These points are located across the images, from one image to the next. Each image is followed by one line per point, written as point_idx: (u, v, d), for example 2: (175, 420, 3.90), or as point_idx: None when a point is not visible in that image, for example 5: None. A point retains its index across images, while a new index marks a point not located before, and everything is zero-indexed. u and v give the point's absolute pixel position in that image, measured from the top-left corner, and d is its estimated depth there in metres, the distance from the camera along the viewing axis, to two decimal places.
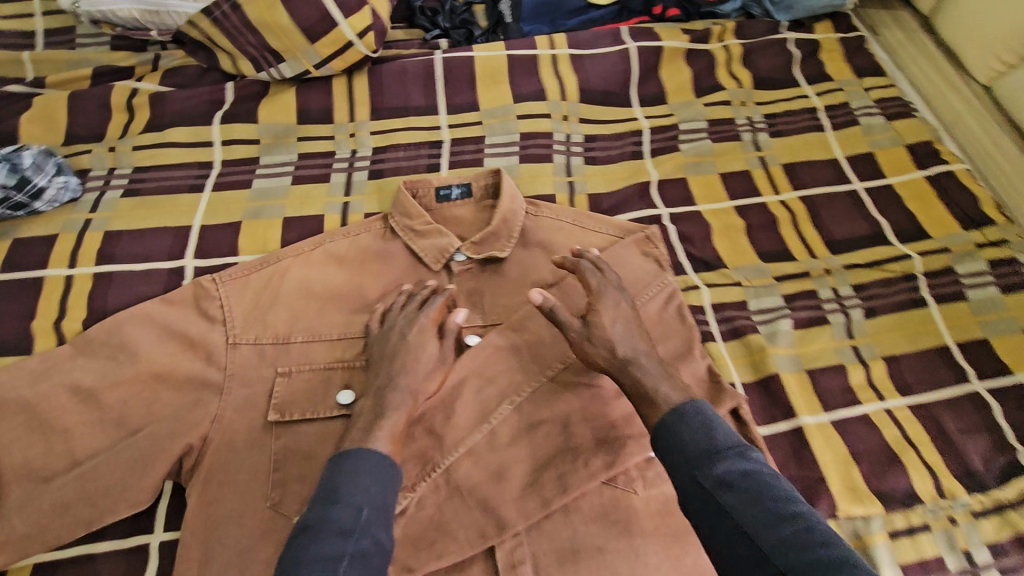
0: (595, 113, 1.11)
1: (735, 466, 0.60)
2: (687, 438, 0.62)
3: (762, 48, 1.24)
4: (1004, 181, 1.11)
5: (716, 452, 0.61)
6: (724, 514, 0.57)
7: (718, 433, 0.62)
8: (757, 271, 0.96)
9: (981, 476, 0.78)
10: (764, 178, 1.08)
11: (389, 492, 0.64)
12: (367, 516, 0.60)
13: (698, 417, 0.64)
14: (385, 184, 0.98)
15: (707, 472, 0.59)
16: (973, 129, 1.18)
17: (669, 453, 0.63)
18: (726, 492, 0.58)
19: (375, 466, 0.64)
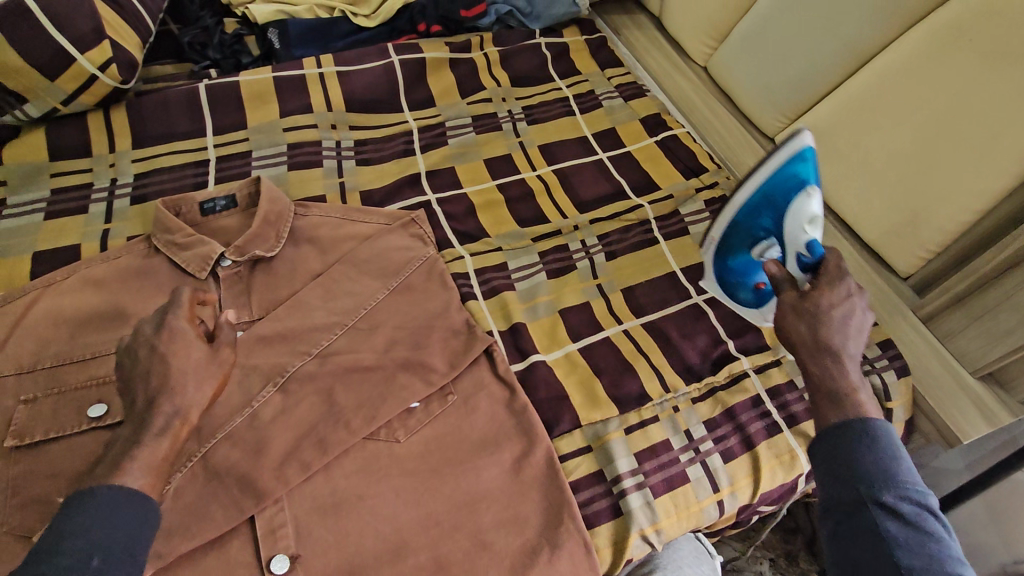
0: (365, 120, 1.21)
1: (902, 497, 0.55)
2: (861, 457, 0.58)
3: (517, 52, 1.42)
4: (718, 139, 1.35)
5: (885, 481, 0.55)
6: (858, 544, 0.54)
7: (873, 453, 0.58)
8: (516, 236, 1.08)
9: (696, 369, 0.93)
10: (523, 158, 1.23)
11: (130, 533, 0.61)
12: (96, 563, 0.57)
13: (879, 437, 0.59)
14: (146, 207, 1.00)
15: (872, 492, 0.55)
16: (693, 102, 1.42)
17: (859, 459, 0.58)
18: (885, 520, 0.54)
19: (111, 510, 0.61)
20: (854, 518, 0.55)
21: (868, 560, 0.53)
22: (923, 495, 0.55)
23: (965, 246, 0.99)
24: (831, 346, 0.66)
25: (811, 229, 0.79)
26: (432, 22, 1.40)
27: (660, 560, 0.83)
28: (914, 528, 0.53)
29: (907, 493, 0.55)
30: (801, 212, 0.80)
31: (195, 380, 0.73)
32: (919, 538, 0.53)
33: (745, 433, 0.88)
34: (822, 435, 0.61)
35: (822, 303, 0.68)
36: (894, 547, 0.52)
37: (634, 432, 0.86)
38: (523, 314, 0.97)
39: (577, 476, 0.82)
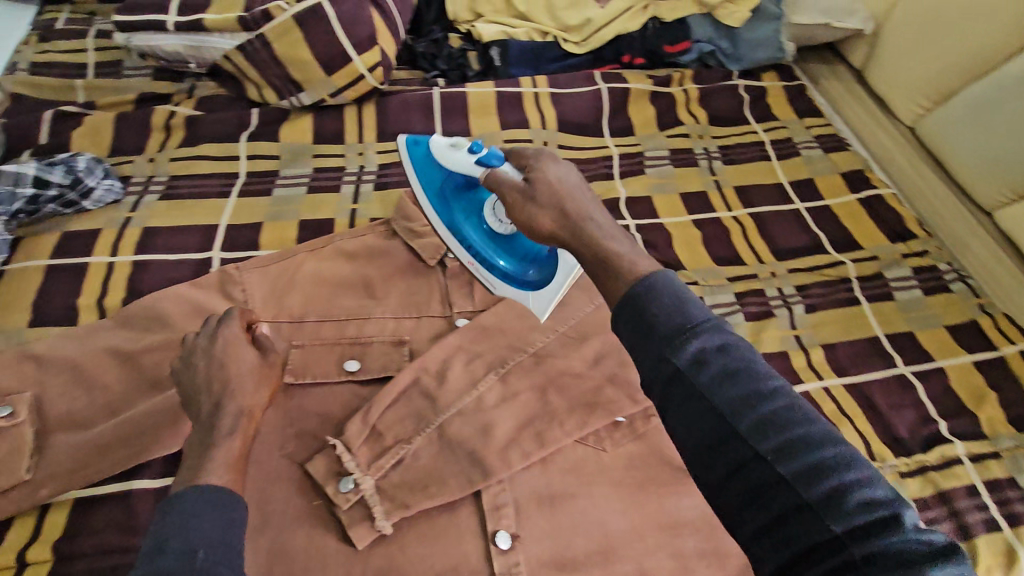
0: (572, 141, 1.27)
1: (709, 341, 0.53)
2: (656, 310, 0.54)
3: (716, 91, 1.43)
4: (926, 205, 1.28)
5: (691, 328, 0.53)
6: (695, 403, 0.51)
7: (666, 294, 0.55)
8: (713, 273, 1.10)
9: (906, 442, 0.92)
10: (719, 198, 1.24)
11: (226, 528, 0.60)
12: (202, 556, 0.56)
13: (669, 290, 0.55)
14: (387, 194, 1.12)
15: (675, 352, 0.52)
16: (898, 161, 1.35)
17: (646, 325, 0.54)
18: (698, 373, 0.51)
19: (200, 510, 0.60)
20: (671, 388, 0.52)
21: (718, 418, 0.51)
22: (718, 329, 0.53)
23: None
24: (581, 213, 0.67)
25: (462, 145, 0.85)
26: (637, 55, 1.45)
27: None
28: (723, 368, 0.52)
29: (713, 338, 0.53)
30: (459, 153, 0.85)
31: (254, 384, 0.76)
32: (726, 377, 0.51)
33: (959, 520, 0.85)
34: (619, 304, 0.57)
35: (543, 178, 0.72)
36: (715, 389, 0.51)
37: None
38: None
39: None
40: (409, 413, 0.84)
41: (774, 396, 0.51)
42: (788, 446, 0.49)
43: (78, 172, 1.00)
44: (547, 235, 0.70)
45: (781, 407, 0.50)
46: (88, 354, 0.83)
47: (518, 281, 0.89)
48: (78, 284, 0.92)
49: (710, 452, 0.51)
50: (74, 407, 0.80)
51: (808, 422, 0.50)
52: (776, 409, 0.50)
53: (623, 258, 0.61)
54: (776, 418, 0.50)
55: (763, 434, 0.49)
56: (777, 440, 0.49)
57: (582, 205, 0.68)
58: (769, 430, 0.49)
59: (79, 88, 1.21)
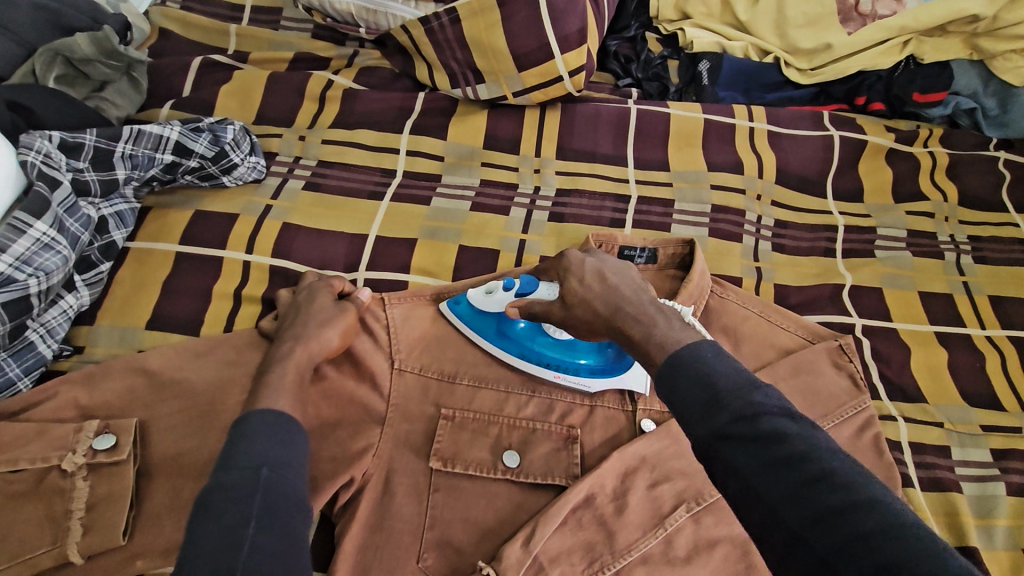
0: (790, 198, 1.02)
1: (742, 407, 0.45)
2: (683, 387, 0.48)
3: (969, 161, 1.13)
4: None
5: (716, 400, 0.46)
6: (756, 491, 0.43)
7: (727, 360, 0.49)
8: (962, 415, 0.84)
9: None
10: (969, 307, 0.96)
11: (289, 449, 0.55)
12: (266, 474, 0.51)
13: (693, 362, 0.49)
14: (565, 229, 0.93)
15: (713, 422, 0.46)
16: None
17: (681, 394, 0.48)
18: (742, 453, 0.44)
19: (271, 427, 0.55)
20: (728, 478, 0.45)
21: (777, 515, 0.42)
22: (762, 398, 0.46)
23: None
24: (615, 304, 0.59)
25: (487, 295, 0.73)
26: (876, 98, 1.16)
27: None
28: (769, 448, 0.43)
29: (738, 412, 0.45)
30: (497, 299, 0.73)
31: (322, 323, 0.70)
32: (766, 464, 0.43)
33: None
34: (658, 374, 0.51)
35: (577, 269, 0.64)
36: (772, 481, 0.43)
37: None
38: (976, 535, 0.74)
39: None
40: (580, 546, 0.65)
41: (836, 485, 0.41)
42: (859, 542, 0.39)
43: (223, 143, 0.84)
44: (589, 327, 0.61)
45: (866, 504, 0.40)
46: (210, 382, 0.68)
47: (610, 373, 0.73)
48: (205, 281, 0.78)
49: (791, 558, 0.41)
50: (182, 449, 0.64)
51: (892, 519, 0.39)
52: (854, 502, 0.40)
53: (663, 330, 0.54)
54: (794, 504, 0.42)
55: (838, 532, 0.40)
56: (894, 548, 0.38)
57: (633, 293, 0.59)
58: (837, 525, 0.40)
59: (231, 35, 1.06)
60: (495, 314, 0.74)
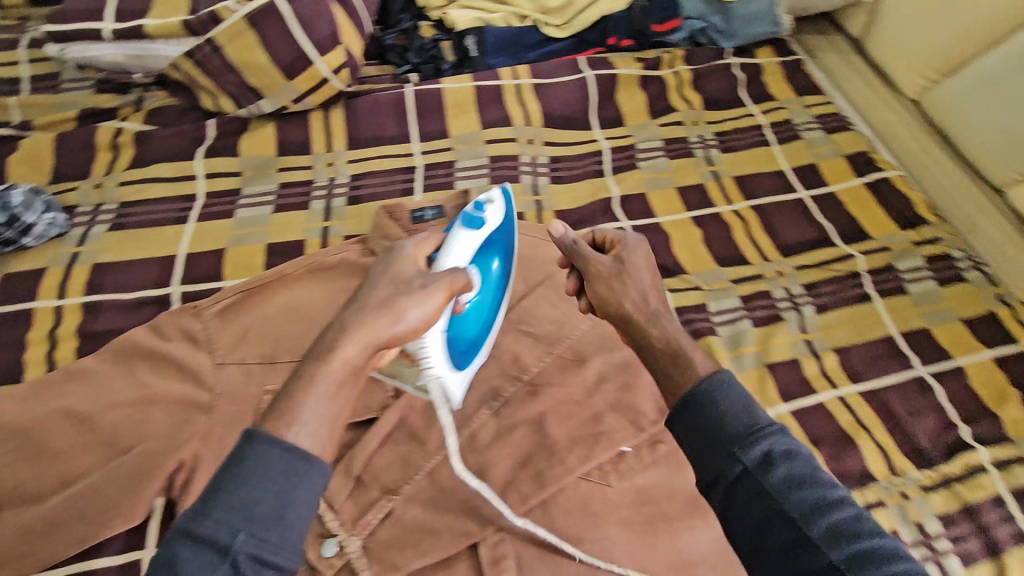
0: (558, 137, 1.19)
1: (778, 444, 0.56)
2: (724, 416, 0.57)
3: (709, 72, 1.34)
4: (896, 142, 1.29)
5: (758, 429, 0.56)
6: (751, 503, 0.54)
7: (727, 395, 0.58)
8: (715, 275, 1.03)
9: (927, 452, 0.85)
10: (717, 190, 1.16)
11: (280, 500, 0.49)
12: (242, 537, 0.47)
13: (727, 392, 0.59)
14: (362, 209, 1.04)
15: (747, 451, 0.55)
16: (867, 97, 1.37)
17: (695, 425, 0.58)
18: (768, 475, 0.54)
19: (274, 466, 0.49)
20: (735, 486, 0.55)
21: (777, 514, 0.53)
22: (787, 437, 0.56)
23: None
24: (649, 309, 0.71)
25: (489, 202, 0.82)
26: (622, 36, 1.35)
27: None
28: (795, 476, 0.54)
29: (768, 445, 0.56)
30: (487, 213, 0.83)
31: (146, 359, 0.80)
32: (796, 482, 0.54)
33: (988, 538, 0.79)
34: (676, 412, 0.60)
35: (638, 271, 0.75)
36: (781, 492, 0.53)
37: None
38: (729, 364, 0.93)
39: None
40: (397, 460, 0.76)
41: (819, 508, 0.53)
42: (840, 534, 0.51)
43: (12, 208, 0.90)
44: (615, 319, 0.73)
45: (822, 503, 0.53)
46: (35, 417, 0.75)
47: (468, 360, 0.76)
48: (24, 336, 0.85)
49: (763, 540, 0.53)
50: (22, 480, 0.72)
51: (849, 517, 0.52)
52: (818, 498, 0.53)
53: (690, 352, 0.65)
54: (818, 523, 0.52)
55: (798, 526, 0.52)
56: (825, 539, 0.51)
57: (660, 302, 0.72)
58: (828, 514, 0.52)
59: (13, 107, 1.10)
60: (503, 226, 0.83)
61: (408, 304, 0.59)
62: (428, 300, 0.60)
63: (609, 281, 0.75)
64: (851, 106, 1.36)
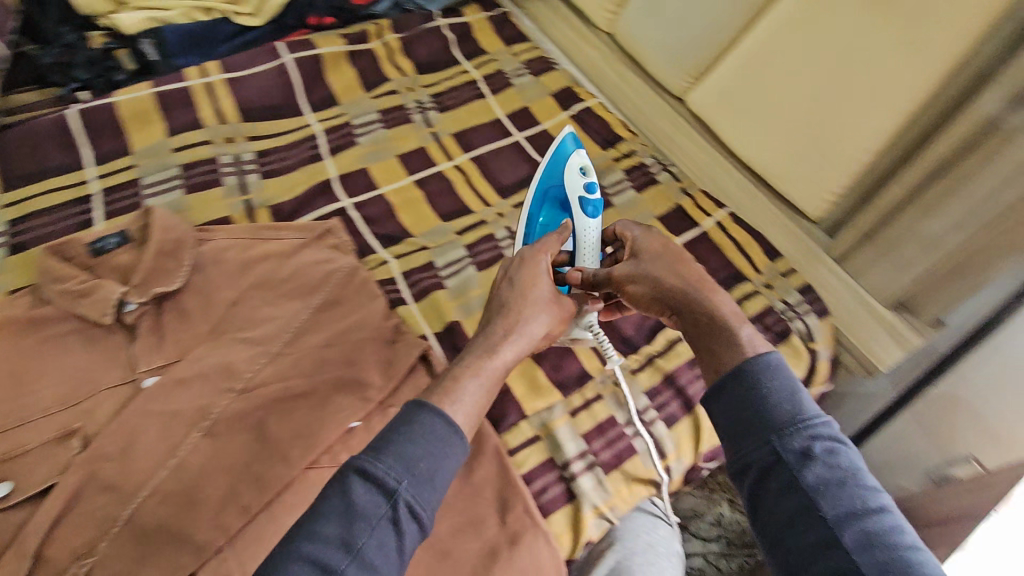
0: (263, 129, 1.14)
1: (822, 440, 0.56)
2: (772, 400, 0.58)
3: (418, 36, 1.36)
4: (596, 76, 1.46)
5: (800, 420, 0.57)
6: (784, 499, 0.54)
7: (780, 376, 0.59)
8: (440, 231, 1.06)
9: (632, 340, 0.96)
10: (438, 149, 1.20)
11: (434, 461, 0.58)
12: (407, 483, 0.56)
13: (783, 379, 0.59)
14: (29, 255, 0.93)
15: (790, 440, 0.56)
16: (571, 37, 1.49)
17: (752, 412, 0.58)
18: (806, 471, 0.54)
19: (438, 432, 0.60)
20: (774, 477, 0.55)
21: (811, 510, 0.53)
22: (830, 428, 0.57)
23: (855, 196, 1.09)
24: (670, 284, 0.73)
25: (585, 176, 0.91)
26: (323, 14, 1.33)
27: (619, 533, 0.85)
28: (836, 469, 0.55)
29: (817, 432, 0.56)
30: (570, 169, 0.92)
31: None
32: (835, 479, 0.54)
33: (685, 397, 0.91)
34: (722, 386, 0.61)
35: (649, 258, 0.77)
36: (818, 490, 0.53)
37: (578, 414, 0.87)
38: (456, 311, 0.96)
39: (529, 466, 0.82)
40: (92, 516, 0.72)
41: (880, 504, 0.54)
42: (869, 541, 0.50)
43: None
44: (649, 297, 0.75)
45: (870, 505, 0.53)
46: None
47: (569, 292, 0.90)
48: None
49: (797, 547, 0.52)
50: None
51: (872, 520, 0.52)
52: (867, 493, 0.54)
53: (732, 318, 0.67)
54: (862, 522, 0.51)
55: (855, 528, 0.51)
56: (857, 546, 0.50)
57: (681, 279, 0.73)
58: (845, 521, 0.52)
59: None
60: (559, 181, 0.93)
61: (530, 311, 0.74)
62: (541, 314, 0.74)
63: (637, 265, 0.77)
64: (558, 50, 1.52)
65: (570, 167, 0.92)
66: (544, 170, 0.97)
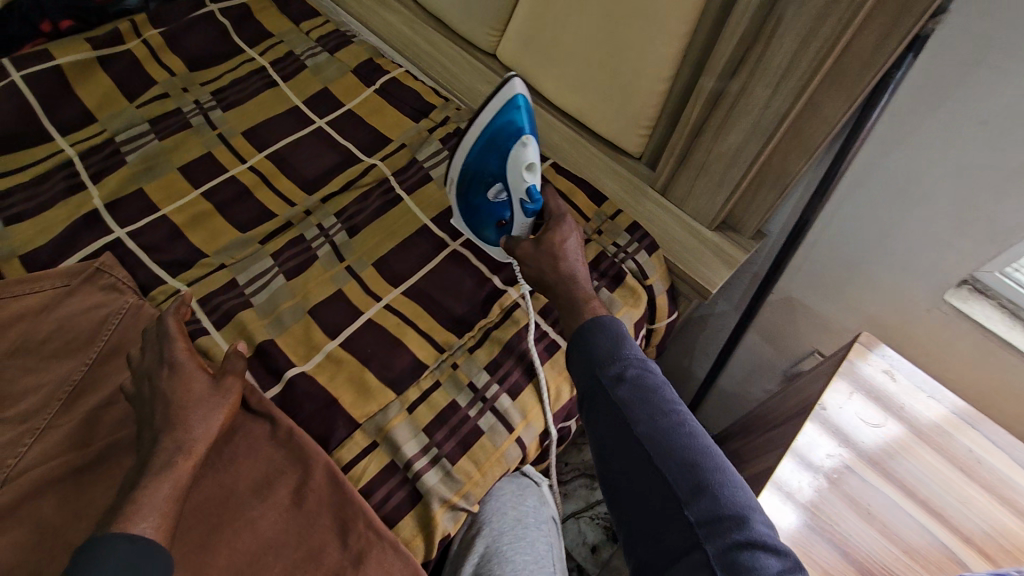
0: (1, 168, 0.98)
1: (633, 368, 0.69)
2: (598, 344, 0.71)
3: (185, 28, 1.20)
4: (399, 39, 1.32)
5: (616, 356, 0.69)
6: (603, 414, 0.67)
7: (606, 328, 0.72)
8: (240, 244, 0.95)
9: (467, 317, 0.91)
10: (228, 152, 1.07)
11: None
12: None
13: (609, 327, 0.73)
14: None
15: (608, 371, 0.69)
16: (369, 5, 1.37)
17: (584, 356, 0.71)
18: (617, 391, 0.67)
19: (126, 555, 0.60)
20: (598, 401, 0.68)
21: (624, 423, 0.65)
22: (643, 359, 0.70)
23: (665, 124, 1.08)
24: (550, 274, 0.85)
25: (528, 178, 0.86)
26: (58, 18, 1.14)
27: (485, 516, 0.81)
28: (644, 386, 0.67)
29: (629, 361, 0.69)
30: (516, 158, 0.85)
31: None
32: (641, 394, 0.66)
33: (526, 365, 0.88)
34: (573, 342, 0.74)
35: (557, 241, 0.87)
36: (627, 405, 0.66)
37: (416, 409, 0.82)
38: (268, 330, 0.87)
39: (368, 478, 0.76)
40: None
41: (680, 413, 0.66)
42: (663, 439, 0.63)
43: None
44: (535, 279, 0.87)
45: (672, 412, 0.66)
46: None
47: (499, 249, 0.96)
48: None
49: (616, 454, 0.65)
50: None
51: (672, 421, 0.65)
52: (669, 405, 0.66)
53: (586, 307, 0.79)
54: (659, 425, 0.64)
55: (652, 432, 0.64)
56: (654, 444, 0.63)
57: (567, 268, 0.84)
58: (649, 428, 0.64)
59: None
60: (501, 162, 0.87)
61: (191, 414, 0.72)
62: (209, 417, 0.73)
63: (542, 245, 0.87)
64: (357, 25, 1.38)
65: (514, 161, 0.85)
66: (483, 136, 0.87)
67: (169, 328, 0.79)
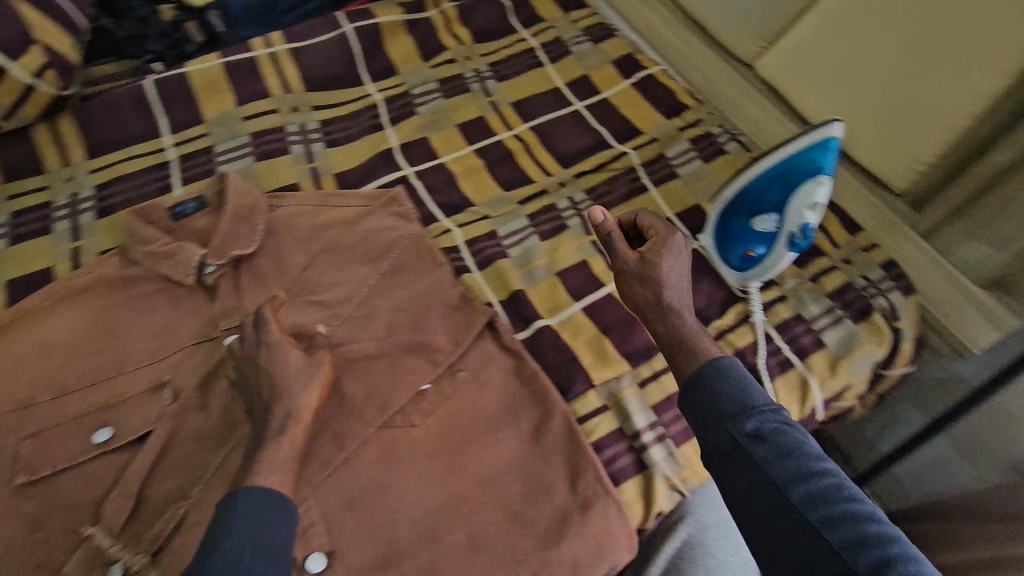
0: (326, 100, 1.16)
1: (768, 422, 0.57)
2: (721, 396, 0.59)
3: (476, 4, 1.34)
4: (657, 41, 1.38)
5: (748, 410, 0.57)
6: (740, 479, 0.54)
7: (728, 382, 0.60)
8: (501, 202, 1.05)
9: (705, 313, 0.93)
10: (498, 119, 1.18)
11: (272, 525, 0.61)
12: (248, 554, 0.57)
13: (734, 373, 0.61)
14: (114, 217, 0.97)
15: (739, 426, 0.57)
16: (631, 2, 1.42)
17: (703, 407, 0.60)
18: (757, 449, 0.55)
19: (259, 501, 0.62)
20: (736, 452, 0.56)
21: (762, 480, 0.53)
22: (780, 413, 0.58)
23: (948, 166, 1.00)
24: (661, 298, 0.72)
25: (809, 216, 0.86)
26: None
27: (689, 506, 0.81)
28: (780, 449, 0.55)
29: (766, 417, 0.57)
30: (805, 194, 0.85)
31: None
32: (783, 454, 0.54)
33: (757, 374, 0.89)
34: (690, 380, 0.62)
35: (655, 265, 0.74)
36: (767, 467, 0.54)
37: (649, 385, 0.85)
38: (521, 281, 0.96)
39: (598, 434, 0.81)
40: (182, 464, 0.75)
41: (826, 471, 0.53)
42: (817, 501, 0.51)
43: None
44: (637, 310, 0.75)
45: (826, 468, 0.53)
46: None
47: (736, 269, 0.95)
48: None
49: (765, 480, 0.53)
50: None
51: (828, 481, 0.52)
52: (813, 465, 0.54)
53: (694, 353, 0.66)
54: (821, 494, 0.51)
55: (800, 498, 0.51)
56: (805, 503, 0.51)
57: (680, 296, 0.72)
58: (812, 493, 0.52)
59: None
60: (786, 190, 0.88)
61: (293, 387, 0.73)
62: (307, 389, 0.73)
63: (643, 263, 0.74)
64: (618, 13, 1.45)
65: (802, 195, 0.86)
66: (781, 161, 0.88)
67: (265, 314, 0.79)
